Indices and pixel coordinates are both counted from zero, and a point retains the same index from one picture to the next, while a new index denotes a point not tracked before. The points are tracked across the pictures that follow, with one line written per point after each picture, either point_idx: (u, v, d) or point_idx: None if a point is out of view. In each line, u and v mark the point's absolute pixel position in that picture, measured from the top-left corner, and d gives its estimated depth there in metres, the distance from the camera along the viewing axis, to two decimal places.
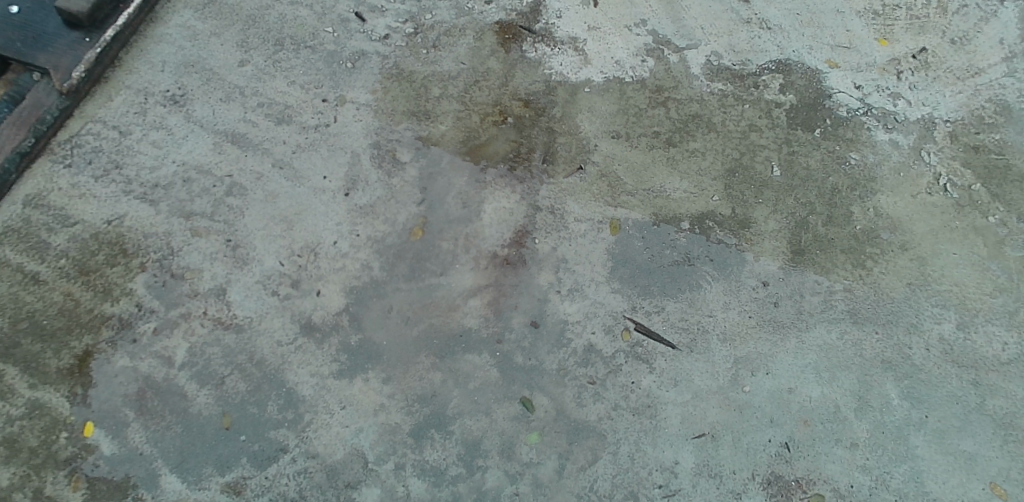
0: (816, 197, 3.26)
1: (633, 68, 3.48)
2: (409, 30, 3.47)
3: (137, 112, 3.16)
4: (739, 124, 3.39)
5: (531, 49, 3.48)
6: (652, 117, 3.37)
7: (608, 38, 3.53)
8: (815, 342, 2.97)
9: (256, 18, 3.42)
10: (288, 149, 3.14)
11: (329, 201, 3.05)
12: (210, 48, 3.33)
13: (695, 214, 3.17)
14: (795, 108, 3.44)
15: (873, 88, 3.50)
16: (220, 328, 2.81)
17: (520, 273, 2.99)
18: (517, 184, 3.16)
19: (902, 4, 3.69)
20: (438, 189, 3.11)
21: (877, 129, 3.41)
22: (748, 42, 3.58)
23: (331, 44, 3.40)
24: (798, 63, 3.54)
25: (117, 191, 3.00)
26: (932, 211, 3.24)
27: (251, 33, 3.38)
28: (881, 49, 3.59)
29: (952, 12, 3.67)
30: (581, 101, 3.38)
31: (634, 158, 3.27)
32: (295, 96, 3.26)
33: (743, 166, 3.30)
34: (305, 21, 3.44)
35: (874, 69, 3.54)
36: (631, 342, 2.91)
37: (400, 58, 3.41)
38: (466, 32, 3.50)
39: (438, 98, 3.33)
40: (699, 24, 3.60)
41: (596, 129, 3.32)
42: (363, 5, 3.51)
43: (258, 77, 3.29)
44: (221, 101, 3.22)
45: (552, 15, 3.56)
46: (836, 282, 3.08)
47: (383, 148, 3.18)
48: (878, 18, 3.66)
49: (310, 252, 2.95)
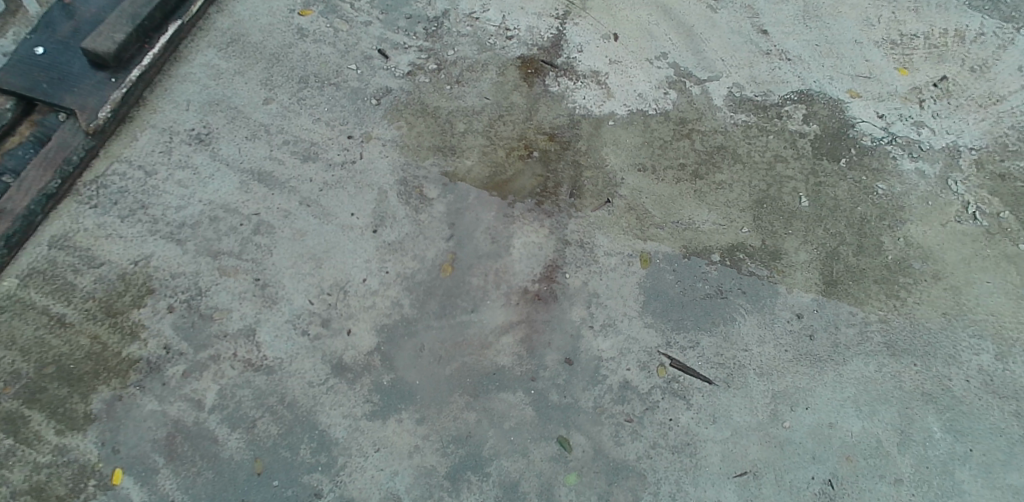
0: (845, 227, 3.30)
1: (655, 101, 3.63)
2: (432, 67, 3.61)
3: (163, 151, 3.15)
4: (764, 155, 3.50)
5: (554, 83, 3.64)
6: (677, 149, 3.47)
7: (629, 71, 3.73)
8: (853, 374, 2.92)
9: (280, 56, 3.53)
10: (315, 187, 3.12)
11: (357, 238, 3.00)
12: (235, 87, 3.38)
13: (725, 245, 3.17)
14: (819, 138, 3.60)
15: (895, 117, 3.75)
16: (250, 370, 2.71)
17: (552, 308, 2.93)
18: (545, 218, 3.15)
19: (920, 35, 4.10)
20: (466, 224, 3.09)
21: (902, 158, 3.58)
22: (769, 73, 3.83)
23: (355, 81, 3.50)
24: (820, 93, 3.78)
25: (144, 231, 2.94)
26: (962, 239, 3.33)
27: (275, 72, 3.47)
28: (902, 78, 3.91)
29: (969, 41, 4.07)
30: (605, 134, 3.48)
31: (661, 191, 3.30)
32: (320, 134, 3.29)
33: (771, 197, 3.35)
34: (329, 59, 3.56)
35: (894, 97, 3.83)
36: (667, 378, 2.84)
37: (423, 94, 3.50)
38: (489, 68, 3.65)
39: (463, 133, 3.39)
40: (719, 56, 3.85)
41: (622, 162, 3.39)
42: (387, 42, 3.66)
43: (283, 115, 3.32)
44: (247, 139, 3.23)
45: (574, 49, 3.78)
46: (871, 313, 3.05)
47: (410, 184, 3.18)
48: (897, 48, 4.04)
49: (340, 290, 2.87)
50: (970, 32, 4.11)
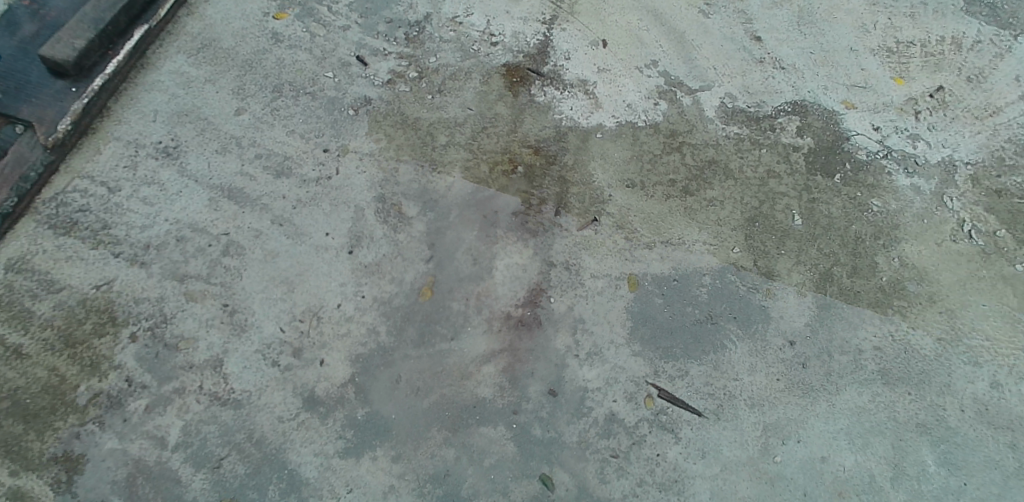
0: (839, 247, 3.19)
1: (645, 112, 3.50)
2: (413, 75, 3.45)
3: (128, 165, 2.99)
4: (756, 170, 3.37)
5: (540, 93, 3.50)
6: (667, 163, 3.34)
7: (618, 80, 3.59)
8: (846, 405, 2.82)
9: (253, 63, 3.36)
10: (288, 204, 2.98)
11: (332, 260, 2.86)
12: (205, 96, 3.22)
13: (716, 267, 3.05)
14: (813, 152, 3.48)
15: (891, 130, 3.64)
16: (217, 404, 2.58)
17: (535, 336, 2.81)
18: (529, 238, 3.03)
19: (916, 42, 3.99)
20: (446, 245, 2.96)
21: (898, 173, 3.47)
22: (763, 82, 3.71)
23: (332, 89, 3.34)
24: (815, 104, 3.67)
25: (106, 253, 2.79)
26: (958, 259, 3.23)
27: (248, 80, 3.30)
28: (898, 88, 3.81)
29: (966, 49, 3.97)
30: (593, 147, 3.34)
31: (650, 209, 3.18)
32: (294, 147, 3.14)
33: (763, 215, 3.23)
34: (305, 65, 3.40)
35: (889, 109, 3.72)
36: (654, 410, 2.74)
37: (403, 104, 3.35)
38: (472, 76, 3.50)
39: (445, 146, 3.24)
40: (710, 65, 3.73)
41: (610, 177, 3.26)
42: (365, 48, 3.50)
43: (255, 126, 3.17)
44: (217, 152, 3.07)
45: (560, 57, 3.64)
46: (865, 339, 2.96)
47: (388, 201, 3.04)
48: (892, 56, 3.94)
49: (313, 316, 2.74)
50: (967, 39, 4.00)
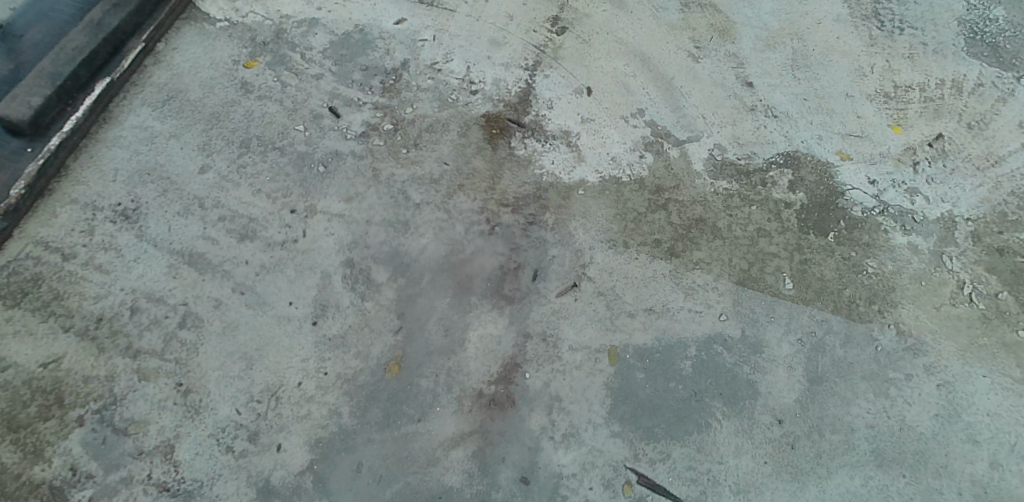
0: (832, 313, 3.03)
1: (630, 166, 3.34)
2: (387, 127, 3.31)
3: (84, 230, 2.85)
4: (746, 229, 3.22)
5: (520, 146, 3.35)
6: (652, 222, 3.19)
7: (603, 130, 3.44)
8: (836, 490, 2.67)
9: (220, 116, 3.22)
10: (250, 270, 2.84)
11: (294, 332, 2.71)
12: (168, 152, 3.09)
13: (701, 337, 2.90)
14: (806, 209, 3.31)
15: (888, 183, 3.46)
16: (166, 495, 2.44)
17: (508, 416, 2.66)
18: (505, 306, 2.88)
19: (915, 86, 3.84)
20: (416, 315, 2.81)
21: (895, 231, 3.30)
22: (754, 132, 3.54)
23: (302, 144, 3.20)
24: (808, 155, 3.50)
25: (55, 328, 2.65)
26: (958, 325, 3.07)
27: (214, 134, 3.17)
28: (895, 137, 3.64)
29: (967, 92, 3.83)
30: (575, 204, 3.19)
31: (633, 272, 3.03)
32: (260, 208, 3.00)
33: (752, 278, 3.08)
34: (274, 118, 3.26)
35: (887, 160, 3.54)
36: (633, 497, 2.58)
37: (376, 159, 3.21)
38: (450, 127, 3.35)
39: (419, 204, 3.10)
40: (700, 113, 3.56)
41: (592, 238, 3.10)
42: (338, 98, 3.37)
43: (220, 185, 3.03)
44: (178, 215, 2.94)
45: (542, 106, 3.49)
46: (857, 417, 2.80)
47: (356, 267, 2.89)
48: (890, 101, 3.77)
49: (271, 396, 2.60)
50: (968, 81, 3.87)
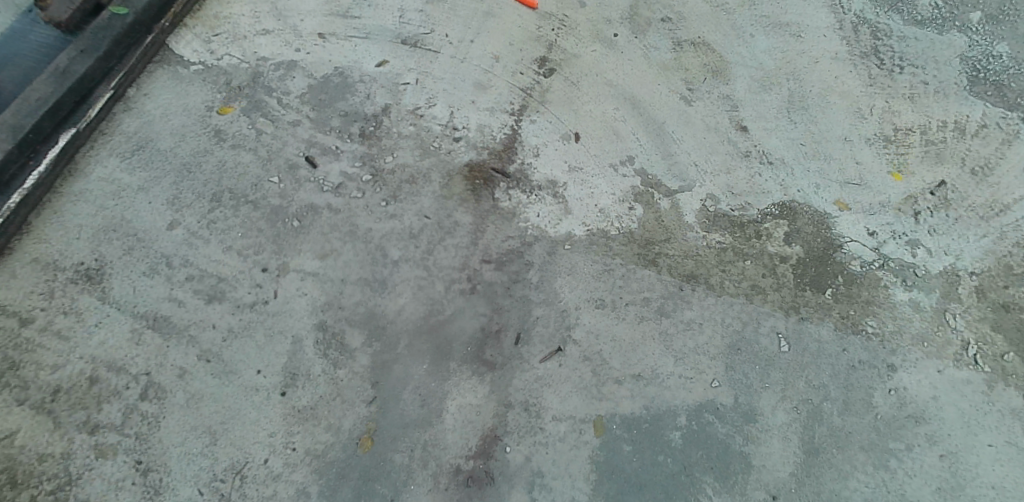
0: (830, 377, 2.91)
1: (619, 218, 3.21)
2: (366, 177, 3.18)
3: (45, 292, 2.73)
4: (740, 285, 3.09)
5: (505, 197, 3.22)
6: (642, 278, 3.05)
7: (590, 180, 3.31)
8: None
9: (191, 167, 3.10)
10: (217, 335, 2.72)
11: (262, 404, 2.62)
12: (136, 207, 2.96)
13: (692, 405, 2.79)
14: (802, 262, 3.18)
15: (887, 235, 3.33)
16: None
17: (487, 494, 2.58)
18: (486, 373, 2.77)
19: (916, 128, 3.72)
20: (393, 383, 2.70)
21: (895, 286, 3.18)
22: (748, 180, 3.41)
23: (276, 197, 3.07)
24: (805, 205, 3.37)
25: (10, 400, 2.54)
26: (962, 390, 2.94)
27: (184, 187, 3.04)
28: (895, 184, 3.51)
29: (971, 135, 3.71)
30: (560, 260, 3.05)
31: (622, 335, 2.90)
32: (230, 266, 2.86)
33: (746, 340, 2.95)
34: (248, 169, 3.13)
35: (887, 209, 3.41)
36: None
37: (354, 212, 3.08)
38: (431, 177, 3.23)
39: (397, 261, 2.97)
40: (692, 160, 3.43)
41: (578, 296, 2.97)
42: (316, 147, 3.24)
43: (189, 242, 2.90)
44: (144, 275, 2.81)
45: (529, 153, 3.36)
46: (855, 492, 2.72)
47: (329, 330, 2.77)
48: (890, 146, 3.64)
49: (236, 475, 2.51)
50: (971, 123, 3.75)
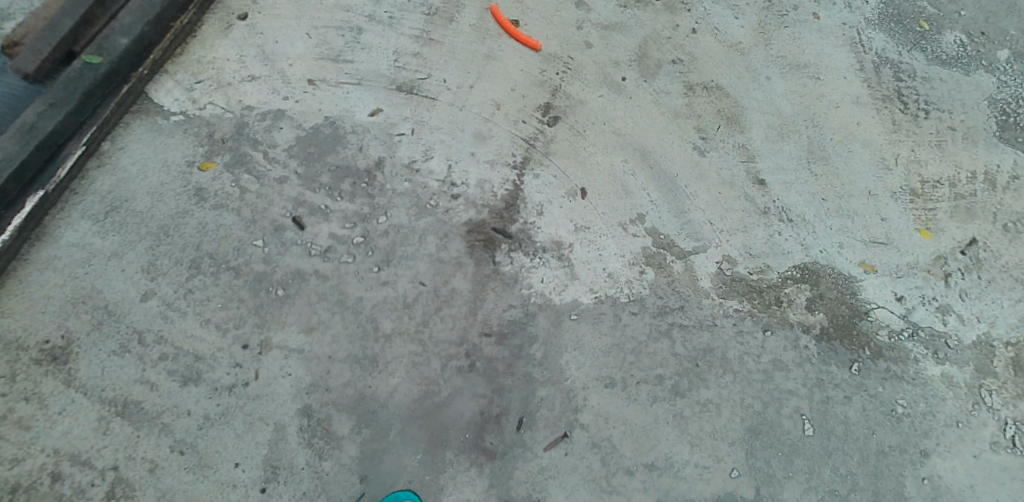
0: (858, 464, 2.74)
1: (629, 284, 2.99)
2: (357, 239, 2.96)
3: (6, 376, 2.53)
4: (760, 360, 2.88)
5: (506, 260, 2.99)
6: (653, 353, 2.84)
7: (598, 241, 3.09)
8: None
9: (168, 229, 2.87)
10: (193, 423, 2.54)
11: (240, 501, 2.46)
12: (108, 275, 2.74)
13: (713, 497, 2.64)
14: (826, 333, 2.96)
15: (916, 300, 3.11)
16: None
17: None
18: (485, 463, 2.60)
19: (944, 180, 3.49)
20: (385, 477, 2.54)
21: (925, 359, 2.96)
22: (767, 239, 3.18)
23: (260, 262, 2.85)
24: (827, 267, 3.14)
25: None
26: (1000, 477, 2.77)
27: (161, 252, 2.82)
28: (924, 242, 3.28)
29: (1003, 187, 3.49)
30: (566, 333, 2.84)
31: (634, 419, 2.72)
32: (208, 343, 2.66)
33: (768, 423, 2.77)
34: (230, 231, 2.90)
35: (915, 271, 3.19)
36: None
37: (343, 279, 2.86)
38: (427, 239, 3.00)
39: (390, 335, 2.76)
40: (707, 218, 3.21)
41: (586, 375, 2.77)
42: (303, 205, 3.02)
43: (164, 315, 2.69)
44: (114, 354, 2.60)
45: (532, 211, 3.14)
46: None
47: (315, 417, 2.59)
48: (917, 200, 3.42)
49: None
50: (1003, 173, 3.54)
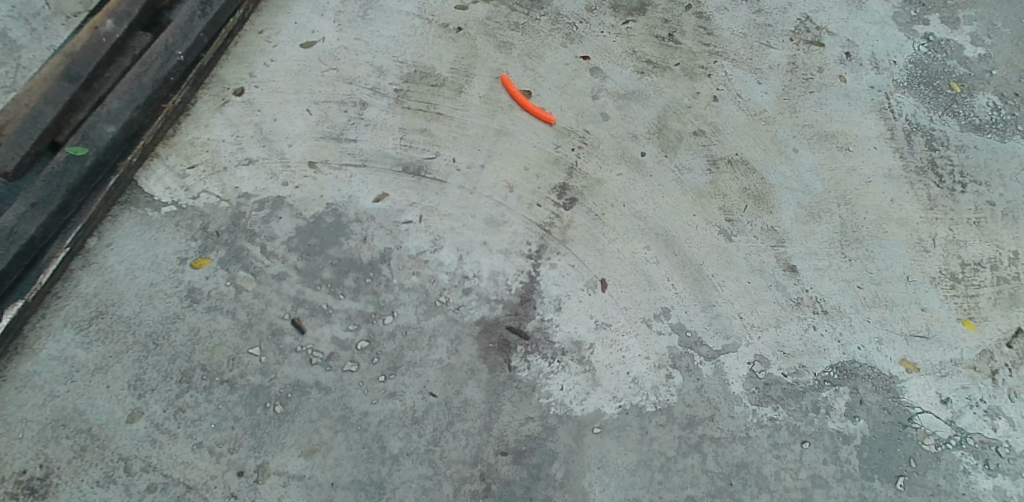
0: None
1: (655, 389, 2.78)
2: (361, 343, 2.75)
3: None
4: (798, 476, 2.70)
5: (522, 364, 2.77)
6: (683, 470, 2.65)
7: (621, 340, 2.87)
8: None
9: (158, 337, 2.68)
10: None
11: None
12: (91, 392, 2.55)
13: None
14: (868, 444, 2.78)
15: (963, 402, 2.92)
16: None
17: None
18: None
19: (986, 262, 3.29)
20: None
21: (976, 471, 2.79)
22: (801, 336, 2.98)
23: (256, 374, 2.64)
24: (867, 366, 2.95)
25: None
26: None
27: (149, 363, 2.62)
28: (968, 335, 3.09)
29: None
30: (589, 448, 2.64)
31: None
32: (200, 469, 2.47)
33: None
34: (224, 338, 2.70)
35: (960, 369, 3.00)
36: None
37: (346, 391, 2.65)
38: (437, 341, 2.78)
39: (398, 455, 2.56)
40: (736, 311, 3.00)
41: (613, 496, 2.58)
42: (303, 306, 2.81)
43: (152, 438, 2.50)
44: (97, 485, 2.41)
45: (549, 306, 2.92)
46: None
47: None
48: (957, 286, 3.22)
49: None
50: None
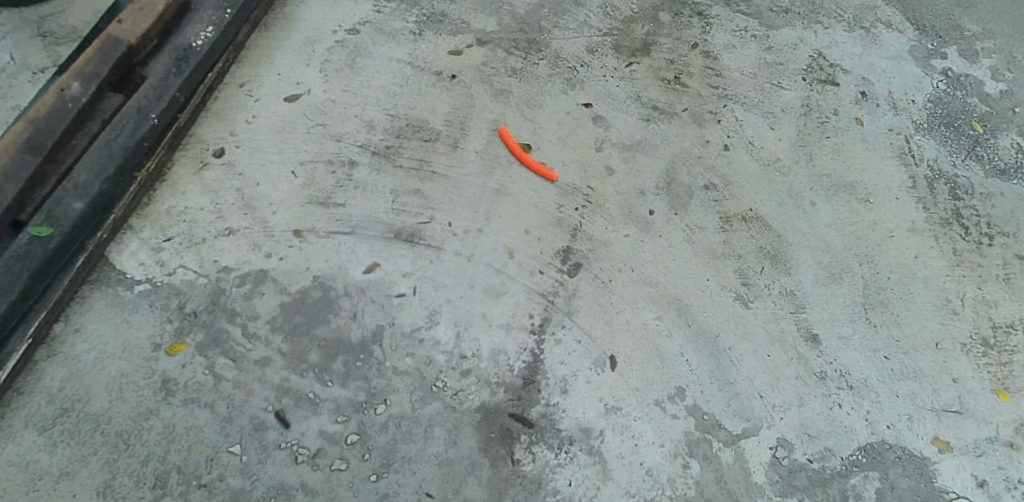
0: None
1: (671, 481, 2.59)
2: (351, 437, 2.54)
3: None
4: None
5: (527, 457, 2.57)
6: None
7: (633, 425, 2.67)
8: None
9: (128, 436, 2.47)
10: None
11: None
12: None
13: None
14: None
15: (1001, 484, 2.72)
16: None
17: None
18: None
19: (1019, 323, 3.08)
20: None
21: None
22: (826, 414, 2.79)
23: (236, 476, 2.45)
24: (897, 447, 2.75)
25: None
26: None
27: (120, 467, 2.42)
28: (1003, 408, 2.88)
29: None
30: None
31: None
32: None
33: None
34: (202, 435, 2.50)
35: (997, 446, 2.79)
36: None
37: (336, 493, 2.45)
38: (433, 433, 2.58)
39: None
40: (756, 389, 2.80)
41: None
42: (288, 395, 2.60)
43: None
44: None
45: (555, 388, 2.71)
46: None
47: None
48: (990, 351, 3.01)
49: None
50: None
